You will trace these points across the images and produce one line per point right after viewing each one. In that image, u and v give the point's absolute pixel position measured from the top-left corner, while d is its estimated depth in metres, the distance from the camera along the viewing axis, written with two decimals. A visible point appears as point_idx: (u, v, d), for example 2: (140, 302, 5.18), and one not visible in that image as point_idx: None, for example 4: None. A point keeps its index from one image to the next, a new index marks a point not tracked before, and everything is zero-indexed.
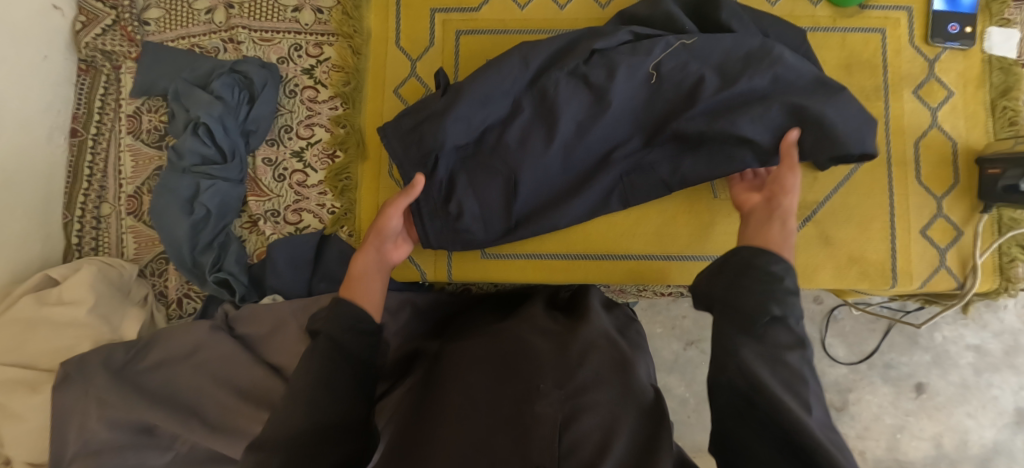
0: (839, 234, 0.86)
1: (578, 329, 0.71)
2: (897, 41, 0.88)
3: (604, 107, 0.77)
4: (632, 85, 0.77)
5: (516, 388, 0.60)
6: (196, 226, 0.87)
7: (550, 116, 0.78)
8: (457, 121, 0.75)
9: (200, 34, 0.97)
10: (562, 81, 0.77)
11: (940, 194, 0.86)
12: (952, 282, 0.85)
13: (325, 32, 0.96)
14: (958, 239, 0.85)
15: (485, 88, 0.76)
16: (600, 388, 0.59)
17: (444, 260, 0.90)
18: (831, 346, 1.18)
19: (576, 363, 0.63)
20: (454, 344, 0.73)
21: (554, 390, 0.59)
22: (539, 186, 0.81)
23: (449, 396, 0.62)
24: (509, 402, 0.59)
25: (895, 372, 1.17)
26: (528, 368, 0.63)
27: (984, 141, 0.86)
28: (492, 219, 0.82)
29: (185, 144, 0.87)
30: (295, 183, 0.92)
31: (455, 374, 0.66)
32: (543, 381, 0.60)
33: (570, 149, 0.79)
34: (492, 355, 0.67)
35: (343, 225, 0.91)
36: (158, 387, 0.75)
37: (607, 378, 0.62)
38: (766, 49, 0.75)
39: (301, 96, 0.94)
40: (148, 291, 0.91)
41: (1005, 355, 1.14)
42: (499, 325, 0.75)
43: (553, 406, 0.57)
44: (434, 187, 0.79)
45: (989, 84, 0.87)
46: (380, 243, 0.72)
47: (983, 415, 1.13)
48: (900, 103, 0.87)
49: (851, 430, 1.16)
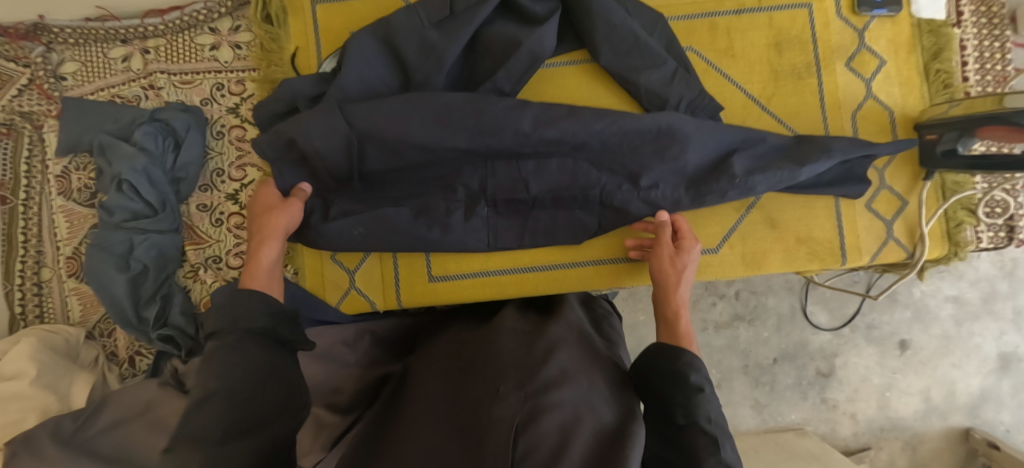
0: (785, 216, 0.84)
1: (548, 333, 0.66)
2: (825, 14, 0.86)
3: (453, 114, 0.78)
4: (514, 82, 0.83)
5: (475, 395, 0.54)
6: (135, 282, 0.85)
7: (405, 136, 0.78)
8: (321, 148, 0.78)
9: (119, 83, 0.94)
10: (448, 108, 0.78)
11: (881, 166, 0.84)
12: (902, 252, 0.84)
13: (245, 68, 0.94)
14: (903, 209, 0.84)
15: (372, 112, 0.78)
16: (564, 387, 0.54)
17: (392, 287, 0.89)
18: (812, 313, 1.21)
19: (540, 365, 0.57)
20: (423, 363, 0.69)
21: (514, 393, 0.52)
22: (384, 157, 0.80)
23: (411, 422, 0.57)
24: (468, 410, 0.53)
25: (878, 332, 1.21)
26: (489, 372, 0.57)
27: (920, 107, 0.85)
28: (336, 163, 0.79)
29: (112, 200, 0.84)
30: (233, 226, 0.91)
31: (417, 393, 0.62)
32: (504, 383, 0.54)
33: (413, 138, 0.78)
34: (459, 366, 0.63)
35: (286, 264, 0.90)
36: (112, 453, 0.73)
37: (574, 382, 0.56)
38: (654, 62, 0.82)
39: (229, 136, 0.92)
40: (98, 352, 0.90)
41: (984, 303, 1.19)
42: (469, 335, 0.71)
43: (512, 408, 0.49)
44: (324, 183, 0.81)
45: (920, 48, 0.85)
46: (281, 238, 0.74)
47: (969, 364, 1.19)
48: (834, 77, 0.86)
49: (841, 394, 1.21)
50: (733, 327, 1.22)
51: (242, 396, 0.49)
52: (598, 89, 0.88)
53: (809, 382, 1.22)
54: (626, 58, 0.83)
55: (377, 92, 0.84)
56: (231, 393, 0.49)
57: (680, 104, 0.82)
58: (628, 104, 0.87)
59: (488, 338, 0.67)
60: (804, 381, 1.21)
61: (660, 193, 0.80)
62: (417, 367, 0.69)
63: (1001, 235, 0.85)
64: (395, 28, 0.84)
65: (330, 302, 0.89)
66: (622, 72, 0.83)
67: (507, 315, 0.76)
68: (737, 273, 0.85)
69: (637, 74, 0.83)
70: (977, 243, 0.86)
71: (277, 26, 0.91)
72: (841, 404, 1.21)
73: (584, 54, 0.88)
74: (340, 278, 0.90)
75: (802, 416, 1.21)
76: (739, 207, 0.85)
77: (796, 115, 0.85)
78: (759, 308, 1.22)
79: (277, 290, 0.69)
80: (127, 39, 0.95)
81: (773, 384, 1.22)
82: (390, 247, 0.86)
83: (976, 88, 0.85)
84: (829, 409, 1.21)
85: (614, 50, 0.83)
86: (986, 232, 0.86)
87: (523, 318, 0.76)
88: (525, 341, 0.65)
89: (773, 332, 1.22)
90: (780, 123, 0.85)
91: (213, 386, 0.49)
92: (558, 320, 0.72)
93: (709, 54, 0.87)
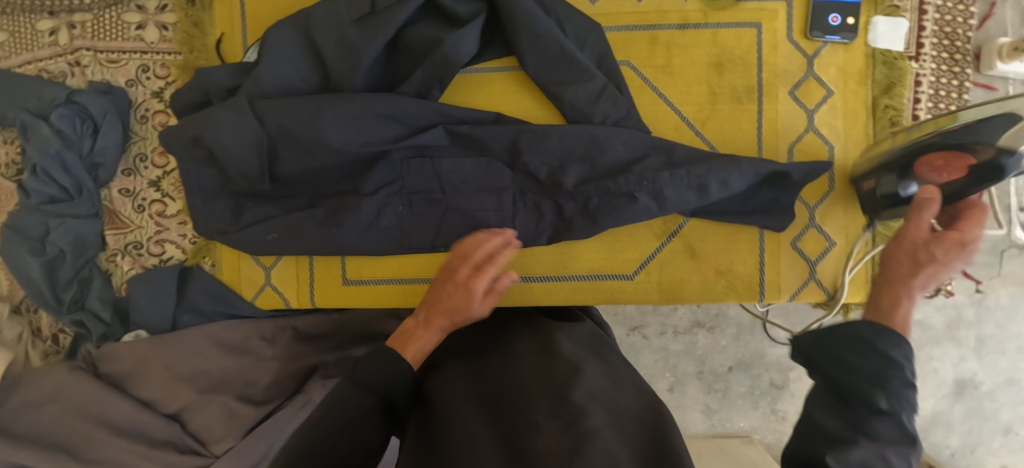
0: (706, 247, 0.82)
1: (565, 352, 0.67)
2: (774, 35, 0.80)
3: (372, 115, 0.78)
4: (428, 83, 0.79)
5: (512, 423, 0.55)
6: (51, 266, 0.86)
7: (314, 140, 0.77)
8: (232, 133, 0.76)
9: (46, 58, 0.92)
10: (365, 114, 0.78)
11: (813, 203, 0.80)
12: (823, 294, 0.81)
13: (171, 51, 0.90)
14: (829, 251, 0.81)
15: (286, 108, 0.77)
16: (596, 412, 0.54)
17: (306, 285, 0.88)
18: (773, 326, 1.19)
19: (565, 390, 0.58)
20: (445, 380, 0.67)
21: (551, 421, 0.53)
22: (298, 155, 0.79)
23: (445, 445, 0.55)
24: (508, 438, 0.53)
25: None
26: (521, 401, 0.58)
27: (863, 144, 0.80)
28: (248, 166, 0.78)
29: (29, 183, 0.85)
30: (154, 213, 0.90)
31: (443, 414, 0.61)
32: (538, 413, 0.55)
33: (329, 134, 0.77)
34: (484, 393, 0.62)
35: (205, 256, 0.90)
36: (26, 431, 0.78)
37: (602, 405, 0.57)
38: (579, 72, 0.77)
39: (152, 121, 0.90)
40: (23, 329, 0.91)
41: (947, 329, 1.11)
42: (486, 360, 0.70)
43: (553, 438, 0.50)
44: (238, 179, 0.79)
45: (872, 80, 0.79)
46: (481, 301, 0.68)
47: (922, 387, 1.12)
48: (775, 105, 0.80)
49: (792, 407, 1.21)
50: (692, 333, 1.20)
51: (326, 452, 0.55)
52: (527, 100, 0.83)
53: (762, 392, 1.20)
54: (552, 70, 0.78)
55: (296, 88, 0.82)
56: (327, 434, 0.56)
57: (603, 125, 0.78)
58: (552, 118, 0.83)
59: (508, 361, 0.67)
60: (756, 390, 1.20)
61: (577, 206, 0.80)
62: (437, 383, 0.67)
63: None
64: (316, 23, 0.80)
65: (245, 297, 0.90)
66: (548, 84, 0.79)
67: (520, 333, 0.75)
68: (651, 301, 0.83)
69: (561, 89, 0.79)
70: None
71: (202, 10, 0.88)
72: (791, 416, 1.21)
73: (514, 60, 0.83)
74: (256, 274, 0.89)
75: (751, 424, 1.21)
76: (660, 234, 0.82)
77: (731, 142, 0.80)
78: (720, 317, 1.20)
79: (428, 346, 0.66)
80: (53, 12, 0.92)
81: (725, 392, 1.21)
82: (303, 251, 0.84)
83: None
84: (778, 420, 1.21)
85: (542, 63, 0.78)
86: None
87: (537, 332, 0.75)
88: (543, 362, 0.65)
89: (731, 342, 1.20)
90: (704, 146, 0.81)
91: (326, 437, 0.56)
92: (570, 340, 0.72)
93: (646, 69, 0.81)
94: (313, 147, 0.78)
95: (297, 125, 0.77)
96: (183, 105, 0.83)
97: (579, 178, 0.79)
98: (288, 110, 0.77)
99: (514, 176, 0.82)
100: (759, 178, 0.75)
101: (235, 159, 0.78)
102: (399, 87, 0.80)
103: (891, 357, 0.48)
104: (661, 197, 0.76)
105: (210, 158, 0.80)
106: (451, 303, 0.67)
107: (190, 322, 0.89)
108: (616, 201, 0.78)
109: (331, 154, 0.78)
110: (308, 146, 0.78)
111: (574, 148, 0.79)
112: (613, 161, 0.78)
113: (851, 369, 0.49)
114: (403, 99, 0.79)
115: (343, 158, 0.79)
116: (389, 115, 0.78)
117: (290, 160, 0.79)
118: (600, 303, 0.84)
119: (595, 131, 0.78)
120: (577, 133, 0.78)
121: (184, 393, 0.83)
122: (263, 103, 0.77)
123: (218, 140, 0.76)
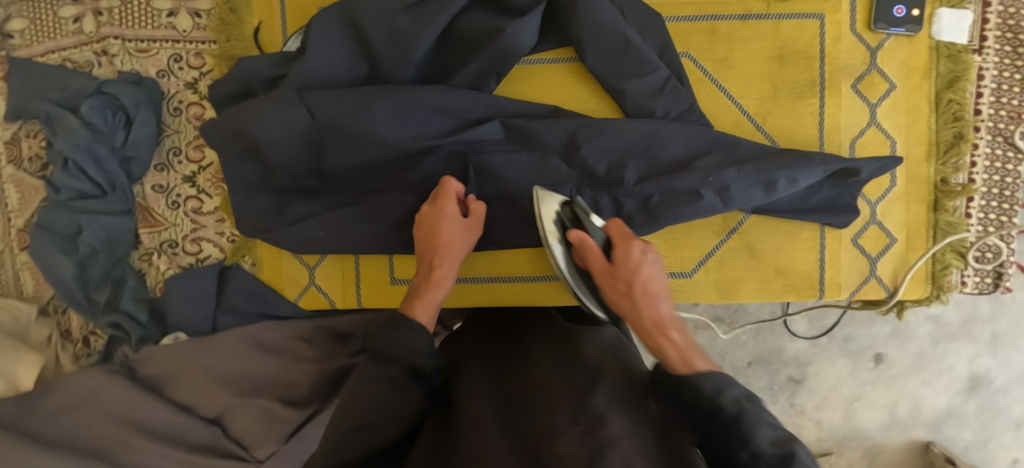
0: (766, 245, 0.80)
1: (590, 351, 0.62)
2: (837, 27, 0.78)
3: (425, 106, 0.74)
4: (484, 74, 0.76)
5: (531, 427, 0.49)
6: (83, 265, 0.82)
7: (364, 133, 0.73)
8: (279, 124, 0.72)
9: (70, 46, 0.88)
10: (420, 107, 0.74)
11: (874, 199, 0.79)
12: (882, 291, 0.81)
13: (204, 40, 0.86)
14: (890, 247, 0.80)
15: (336, 98, 0.73)
16: (619, 418, 0.49)
17: (353, 288, 0.86)
18: (792, 321, 1.15)
19: (588, 392, 0.52)
20: (462, 381, 0.62)
21: (571, 426, 0.48)
22: (347, 147, 0.74)
23: (458, 448, 0.50)
24: (526, 444, 0.48)
25: (853, 345, 1.15)
26: (541, 403, 0.53)
27: (925, 139, 0.79)
28: (294, 160, 0.74)
29: (59, 178, 0.80)
30: (190, 210, 0.87)
31: (458, 414, 0.56)
32: (559, 417, 0.49)
33: (383, 126, 0.73)
34: (501, 397, 0.57)
35: (244, 255, 0.86)
36: (60, 437, 0.70)
37: (626, 410, 0.52)
38: (642, 64, 0.75)
39: (186, 113, 0.86)
40: (52, 331, 0.87)
41: (962, 325, 1.12)
42: (507, 361, 0.64)
43: (573, 445, 0.45)
44: (280, 174, 0.75)
45: (935, 74, 0.78)
46: (465, 228, 0.75)
47: (938, 382, 1.13)
48: (838, 99, 0.78)
49: (809, 401, 1.17)
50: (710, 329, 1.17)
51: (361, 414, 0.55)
52: (582, 93, 0.80)
53: (780, 387, 1.17)
54: (613, 62, 0.76)
55: (341, 80, 0.77)
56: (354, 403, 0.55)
57: (666, 119, 0.77)
58: (609, 112, 0.81)
59: (527, 362, 0.62)
60: (775, 385, 1.17)
61: (636, 199, 0.77)
62: (455, 383, 0.62)
63: (987, 282, 0.81)
64: (362, 10, 0.75)
65: (289, 298, 0.86)
66: (608, 78, 0.77)
67: (539, 334, 0.69)
68: (710, 300, 0.81)
69: (622, 82, 0.76)
70: (963, 288, 0.82)
71: None
72: (808, 411, 1.17)
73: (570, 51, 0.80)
74: (298, 274, 0.86)
75: None
76: (720, 231, 0.80)
77: (791, 138, 0.79)
78: (740, 313, 1.15)
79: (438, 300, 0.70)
80: None
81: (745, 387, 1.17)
82: (350, 250, 0.81)
83: (987, 124, 0.79)
84: (796, 414, 1.17)
85: (601, 54, 0.76)
86: (973, 277, 0.81)
87: (561, 330, 0.70)
88: (567, 361, 0.60)
89: (751, 337, 1.16)
90: (765, 141, 0.79)
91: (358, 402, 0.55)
92: (594, 335, 0.67)
93: (706, 62, 0.79)
94: (361, 141, 0.73)
95: (344, 116, 0.72)
96: (220, 97, 0.79)
97: (638, 174, 0.77)
98: (337, 100, 0.73)
99: (570, 171, 0.79)
100: (827, 174, 0.73)
101: (282, 153, 0.73)
102: (451, 78, 0.77)
103: (729, 401, 0.51)
104: (726, 194, 0.74)
105: (252, 152, 0.75)
106: (435, 240, 0.73)
107: (230, 323, 0.86)
108: (677, 198, 0.76)
109: (381, 148, 0.74)
110: (357, 139, 0.73)
111: (636, 143, 0.76)
112: (675, 158, 0.76)
113: (703, 411, 0.52)
114: (458, 91, 0.75)
115: (394, 153, 0.75)
116: (444, 108, 0.75)
117: (336, 154, 0.75)
118: None
119: (657, 127, 0.76)
120: (640, 128, 0.76)
121: (223, 396, 0.79)
122: (311, 94, 0.73)
123: (262, 133, 0.72)
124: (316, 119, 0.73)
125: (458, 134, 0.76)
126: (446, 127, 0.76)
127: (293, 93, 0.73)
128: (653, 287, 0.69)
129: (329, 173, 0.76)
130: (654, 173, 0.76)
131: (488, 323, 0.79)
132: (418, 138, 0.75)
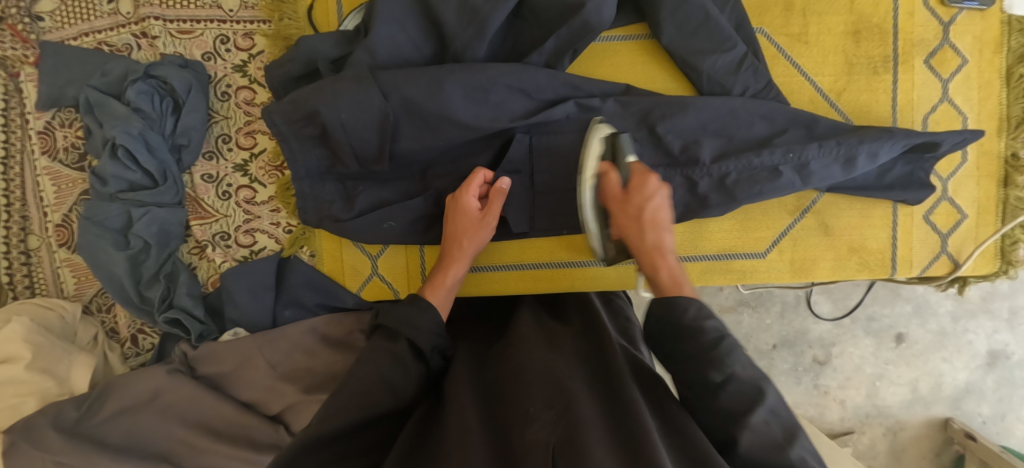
0: (839, 223, 0.80)
1: (568, 344, 0.66)
2: (910, 2, 0.77)
3: (499, 85, 0.71)
4: (557, 53, 0.75)
5: (510, 413, 0.54)
6: (135, 260, 0.79)
7: (439, 114, 0.70)
8: (352, 106, 0.69)
9: (106, 28, 0.82)
10: (496, 87, 0.71)
11: (945, 175, 0.79)
12: (953, 266, 0.81)
13: (253, 20, 0.82)
14: (960, 223, 0.80)
15: (409, 78, 0.70)
16: (587, 404, 0.53)
17: (418, 274, 0.83)
18: (816, 302, 1.14)
19: (564, 379, 0.57)
20: (453, 368, 0.65)
21: (545, 411, 0.52)
22: (420, 129, 0.72)
23: (442, 430, 0.54)
24: (503, 431, 0.52)
25: (876, 325, 1.14)
26: (519, 389, 0.57)
27: (995, 115, 0.79)
28: (366, 144, 0.72)
29: (106, 169, 0.77)
30: (242, 200, 0.83)
31: (445, 398, 0.59)
32: (534, 403, 0.53)
33: (459, 106, 0.70)
34: (483, 388, 0.61)
35: (302, 245, 0.83)
36: (123, 442, 0.68)
37: (596, 397, 0.56)
38: (720, 40, 0.74)
39: (235, 98, 0.82)
40: (97, 330, 0.83)
41: (981, 301, 1.11)
42: (494, 351, 0.68)
43: (545, 431, 0.49)
44: (349, 160, 0.73)
45: (1006, 48, 0.78)
46: (481, 222, 0.73)
47: (958, 359, 1.12)
48: (910, 74, 0.78)
49: (833, 381, 1.15)
50: (737, 312, 1.14)
51: (371, 378, 0.58)
52: (654, 71, 0.80)
53: (804, 369, 1.15)
54: (690, 38, 0.75)
55: (410, 60, 0.75)
56: (360, 368, 0.59)
57: (744, 97, 0.75)
58: (681, 91, 0.80)
59: (511, 350, 0.66)
60: (799, 367, 1.15)
61: (710, 176, 0.74)
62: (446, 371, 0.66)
63: None
64: None
65: (351, 288, 0.84)
66: (685, 55, 0.76)
67: (522, 322, 0.73)
68: (783, 280, 0.81)
69: (700, 59, 0.75)
70: None
71: None
72: (832, 391, 1.15)
73: (640, 28, 0.80)
74: (361, 264, 0.83)
75: (793, 400, 1.15)
76: (794, 210, 0.80)
77: (866, 114, 0.78)
78: (765, 295, 1.14)
79: (449, 289, 0.73)
80: None
81: (770, 369, 1.15)
82: (419, 237, 0.79)
83: None
84: (820, 395, 1.15)
85: (678, 29, 0.74)
86: None
87: (543, 323, 0.74)
88: (548, 350, 0.64)
89: (776, 319, 1.14)
90: (838, 117, 0.78)
91: (364, 366, 0.60)
92: (572, 330, 0.71)
93: (780, 38, 0.78)
94: (434, 124, 0.71)
95: (421, 98, 0.69)
96: (277, 79, 0.75)
97: (714, 152, 0.74)
98: (412, 80, 0.70)
99: (643, 150, 0.76)
100: (906, 148, 0.73)
101: (352, 139, 0.71)
102: (526, 57, 0.74)
103: (713, 328, 0.53)
104: (807, 171, 0.72)
105: (320, 136, 0.73)
106: (453, 230, 0.73)
107: (291, 317, 0.83)
108: (757, 176, 0.73)
109: (454, 131, 0.72)
110: (430, 122, 0.71)
111: (714, 122, 0.75)
112: (754, 137, 0.75)
113: (678, 335, 0.54)
114: (535, 69, 0.73)
115: (467, 135, 0.72)
116: (520, 87, 0.72)
117: (409, 137, 0.72)
118: (730, 284, 0.83)
119: (735, 106, 0.75)
120: (717, 105, 0.74)
121: (289, 393, 0.76)
122: (384, 76, 0.70)
123: (332, 115, 0.69)
124: (392, 103, 0.70)
125: (531, 114, 0.74)
126: (521, 107, 0.73)
127: (365, 74, 0.69)
128: (660, 218, 0.64)
129: (401, 157, 0.74)
130: (732, 151, 0.74)
131: (476, 323, 0.82)
132: (493, 119, 0.72)
